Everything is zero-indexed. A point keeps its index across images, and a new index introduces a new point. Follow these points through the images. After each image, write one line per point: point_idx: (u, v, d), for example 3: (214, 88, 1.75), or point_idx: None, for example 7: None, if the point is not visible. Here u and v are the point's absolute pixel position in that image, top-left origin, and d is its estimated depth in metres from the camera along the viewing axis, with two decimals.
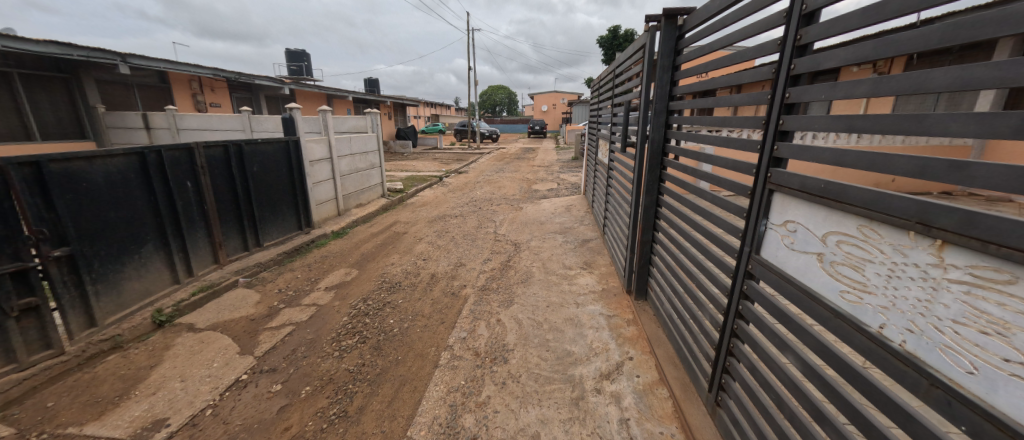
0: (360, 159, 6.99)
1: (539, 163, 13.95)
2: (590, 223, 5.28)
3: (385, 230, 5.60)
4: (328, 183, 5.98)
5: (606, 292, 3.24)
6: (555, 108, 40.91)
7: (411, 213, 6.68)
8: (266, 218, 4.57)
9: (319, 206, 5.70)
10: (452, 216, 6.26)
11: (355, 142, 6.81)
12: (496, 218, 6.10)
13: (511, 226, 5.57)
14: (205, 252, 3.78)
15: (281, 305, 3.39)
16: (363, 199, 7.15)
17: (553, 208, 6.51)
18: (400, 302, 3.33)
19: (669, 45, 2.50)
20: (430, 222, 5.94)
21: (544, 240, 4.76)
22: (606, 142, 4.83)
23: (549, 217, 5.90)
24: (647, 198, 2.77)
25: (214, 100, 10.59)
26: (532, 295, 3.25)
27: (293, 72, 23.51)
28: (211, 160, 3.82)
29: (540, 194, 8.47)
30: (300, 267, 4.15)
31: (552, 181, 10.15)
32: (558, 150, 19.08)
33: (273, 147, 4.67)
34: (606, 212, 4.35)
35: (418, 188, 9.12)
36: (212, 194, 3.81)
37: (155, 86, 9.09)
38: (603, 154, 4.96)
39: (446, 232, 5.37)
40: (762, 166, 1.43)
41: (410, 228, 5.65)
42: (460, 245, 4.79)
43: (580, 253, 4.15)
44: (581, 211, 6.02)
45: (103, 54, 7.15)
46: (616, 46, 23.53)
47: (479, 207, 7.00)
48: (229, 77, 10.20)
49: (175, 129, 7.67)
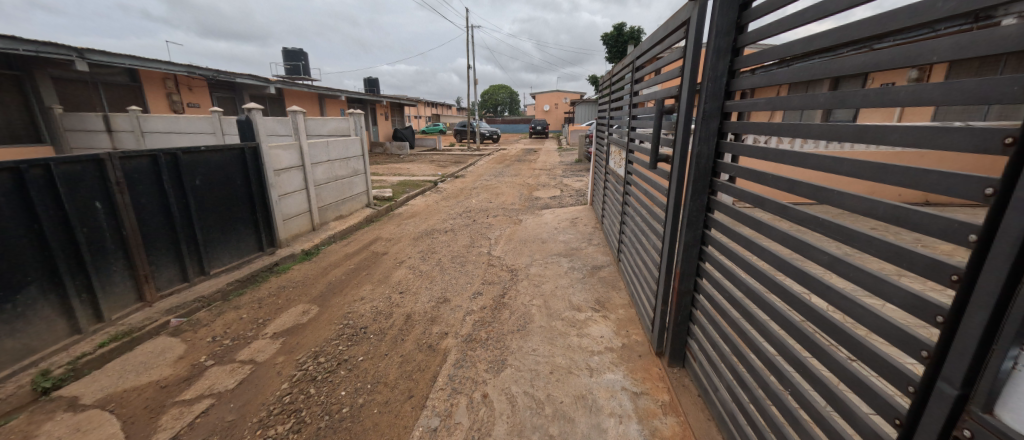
0: (340, 165, 6.24)
1: (542, 167, 13.19)
2: (600, 243, 4.52)
3: (362, 250, 4.83)
4: (301, 195, 5.26)
5: (627, 349, 2.47)
6: (558, 108, 40.25)
7: (396, 227, 5.93)
8: (215, 240, 3.83)
9: (287, 221, 4.97)
10: (441, 232, 5.49)
11: (334, 146, 6.07)
12: (492, 234, 5.34)
13: (509, 245, 4.80)
14: (125, 289, 3.05)
15: (209, 361, 2.64)
16: (344, 210, 6.39)
17: (556, 222, 5.73)
18: (360, 361, 2.57)
19: (728, 18, 1.71)
20: (416, 239, 5.19)
21: (546, 266, 3.99)
22: (620, 149, 4.07)
23: (552, 234, 5.14)
24: (687, 233, 2.01)
25: (192, 100, 9.91)
26: (530, 354, 2.50)
27: (289, 72, 22.86)
28: (132, 173, 3.08)
29: (542, 203, 7.71)
30: (248, 303, 3.40)
31: (555, 187, 9.39)
32: (561, 152, 18.29)
33: (224, 155, 3.93)
34: (621, 234, 3.59)
35: (409, 196, 8.37)
36: (133, 216, 3.08)
37: (124, 85, 8.40)
38: (617, 163, 4.19)
39: (431, 254, 4.60)
40: (1013, 239, 0.69)
41: (392, 247, 4.89)
42: (446, 272, 4.02)
43: (590, 287, 3.39)
44: (589, 226, 5.23)
45: (57, 49, 6.47)
46: (621, 44, 22.78)
47: (473, 220, 6.22)
48: (207, 75, 9.52)
49: (139, 131, 6.98)
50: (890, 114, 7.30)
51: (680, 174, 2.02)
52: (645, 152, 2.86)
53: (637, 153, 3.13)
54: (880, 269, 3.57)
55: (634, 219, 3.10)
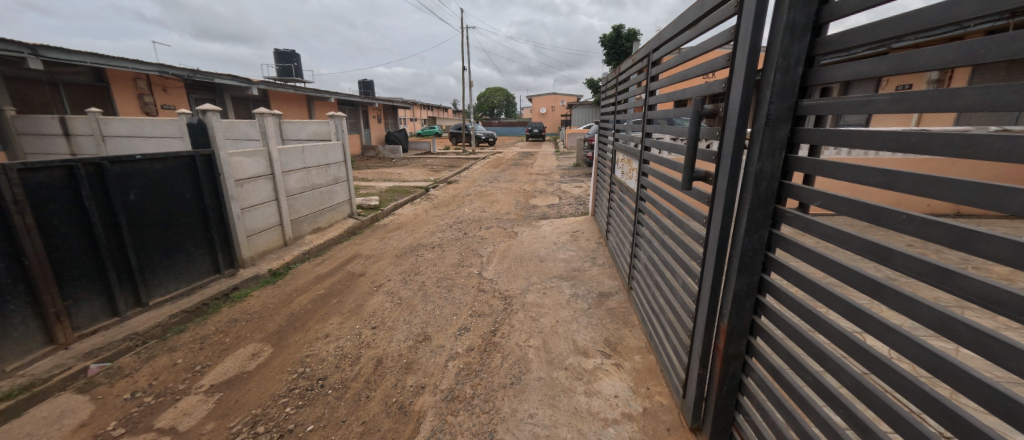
0: (318, 173, 5.67)
1: (538, 172, 12.68)
2: (606, 264, 3.98)
3: (336, 270, 4.27)
4: (271, 208, 4.68)
5: (650, 417, 1.94)
6: (554, 110, 39.84)
7: (379, 241, 5.38)
8: (156, 264, 3.28)
9: (253, 237, 4.39)
10: (427, 248, 4.93)
11: (311, 152, 5.51)
12: (484, 250, 4.79)
13: (502, 265, 4.24)
14: (27, 331, 2.49)
15: (117, 431, 2.07)
16: (323, 222, 5.82)
17: (555, 236, 5.17)
18: (309, 431, 2.02)
19: None
20: (398, 256, 4.64)
21: (545, 293, 3.44)
22: (629, 157, 3.55)
23: (551, 250, 4.61)
24: (737, 280, 1.48)
25: (166, 101, 9.34)
26: (526, 423, 1.96)
27: (281, 73, 22.27)
28: (39, 188, 2.54)
29: (540, 211, 7.18)
30: (188, 343, 2.84)
31: (553, 194, 8.86)
32: (558, 156, 17.82)
33: (168, 164, 3.36)
34: (633, 258, 3.06)
35: (397, 205, 7.82)
36: (40, 240, 2.53)
37: (89, 85, 7.84)
38: (625, 174, 3.67)
39: (414, 276, 4.04)
40: None
41: (371, 267, 4.32)
42: (429, 301, 3.47)
43: (598, 323, 2.86)
44: (592, 242, 4.70)
45: (5, 45, 5.91)
46: (618, 47, 22.45)
47: (465, 233, 5.66)
48: (181, 75, 8.93)
49: (98, 135, 6.41)
50: (907, 119, 6.89)
51: (728, 200, 1.49)
52: (665, 164, 2.33)
53: (654, 166, 2.60)
54: (935, 298, 3.05)
55: (651, 242, 2.57)
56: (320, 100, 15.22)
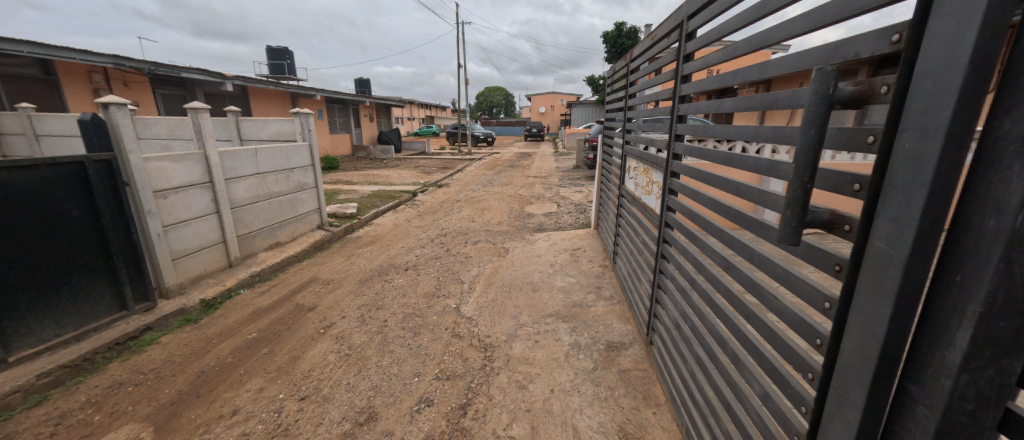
0: (276, 180, 4.87)
1: (537, 173, 11.90)
2: (615, 299, 3.20)
3: (283, 301, 3.47)
4: (209, 223, 3.89)
5: None
6: (554, 109, 39.02)
7: (345, 260, 4.59)
8: (19, 306, 2.49)
9: (179, 261, 3.59)
10: (398, 271, 4.12)
11: (268, 156, 4.71)
12: (466, 274, 3.99)
13: (486, 296, 3.45)
14: None
15: None
16: (284, 235, 5.01)
17: (552, 256, 4.38)
18: None
19: None
20: (363, 281, 3.86)
21: (537, 343, 2.65)
22: (643, 165, 2.75)
23: (548, 275, 3.83)
24: None
25: (129, 98, 8.58)
26: None
27: (271, 70, 21.40)
28: None
29: (536, 220, 6.41)
30: (37, 425, 2.05)
31: (552, 200, 8.09)
32: (558, 156, 17.08)
33: (38, 173, 2.58)
34: (654, 305, 2.24)
35: (378, 212, 7.03)
36: None
37: (35, 79, 7.12)
38: (638, 186, 2.86)
39: (376, 312, 3.24)
40: None
41: (325, 298, 3.52)
42: (386, 351, 2.67)
43: (608, 398, 2.08)
44: (597, 266, 3.91)
45: None
46: (619, 44, 21.75)
47: (447, 250, 4.86)
48: (141, 68, 8.12)
49: (32, 134, 5.65)
50: None
51: (914, 284, 0.68)
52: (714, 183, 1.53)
53: (689, 187, 1.81)
54: None
55: (684, 293, 1.77)
56: (306, 98, 14.38)
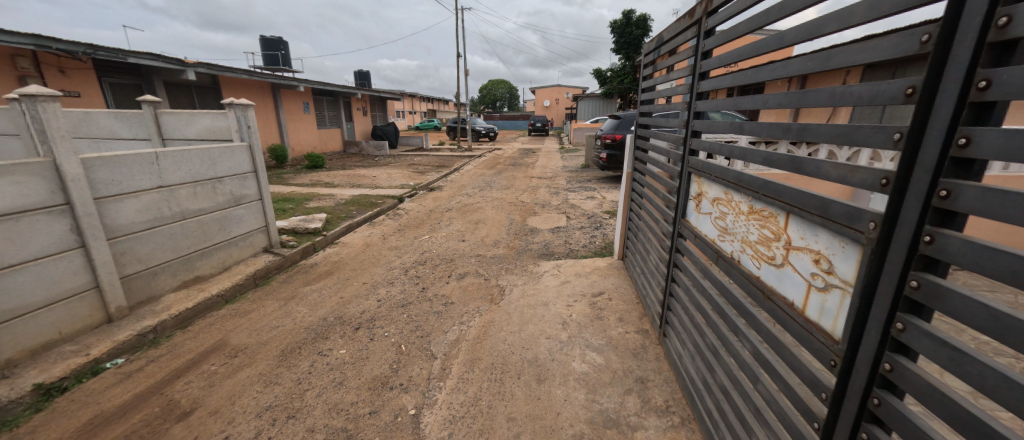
0: (200, 193, 3.66)
1: (543, 175, 10.57)
2: (675, 414, 1.94)
3: (146, 397, 2.22)
4: (67, 262, 2.67)
5: None
6: (560, 103, 37.45)
7: (279, 305, 3.36)
8: None
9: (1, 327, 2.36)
10: (343, 333, 2.85)
11: (182, 161, 3.49)
12: (440, 341, 2.73)
13: (462, 393, 2.19)
14: None
15: None
16: (208, 267, 3.77)
17: (564, 306, 3.10)
18: None
19: None
20: (288, 352, 2.63)
21: None
22: (746, 198, 1.45)
23: (560, 347, 2.56)
24: None
25: (66, 87, 7.35)
26: None
27: (263, 60, 20.13)
28: None
29: (543, 240, 5.13)
30: None
31: (560, 209, 6.80)
32: (565, 154, 15.71)
33: None
34: None
35: (350, 227, 5.77)
36: None
37: None
38: (729, 236, 1.58)
39: (282, 427, 1.99)
40: None
41: (217, 390, 2.26)
42: None
43: None
44: (632, 332, 2.65)
45: None
46: (629, 34, 20.22)
47: (422, 290, 3.59)
48: (75, 50, 6.83)
49: None
50: None
51: None
52: None
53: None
54: None
55: None
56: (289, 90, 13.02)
